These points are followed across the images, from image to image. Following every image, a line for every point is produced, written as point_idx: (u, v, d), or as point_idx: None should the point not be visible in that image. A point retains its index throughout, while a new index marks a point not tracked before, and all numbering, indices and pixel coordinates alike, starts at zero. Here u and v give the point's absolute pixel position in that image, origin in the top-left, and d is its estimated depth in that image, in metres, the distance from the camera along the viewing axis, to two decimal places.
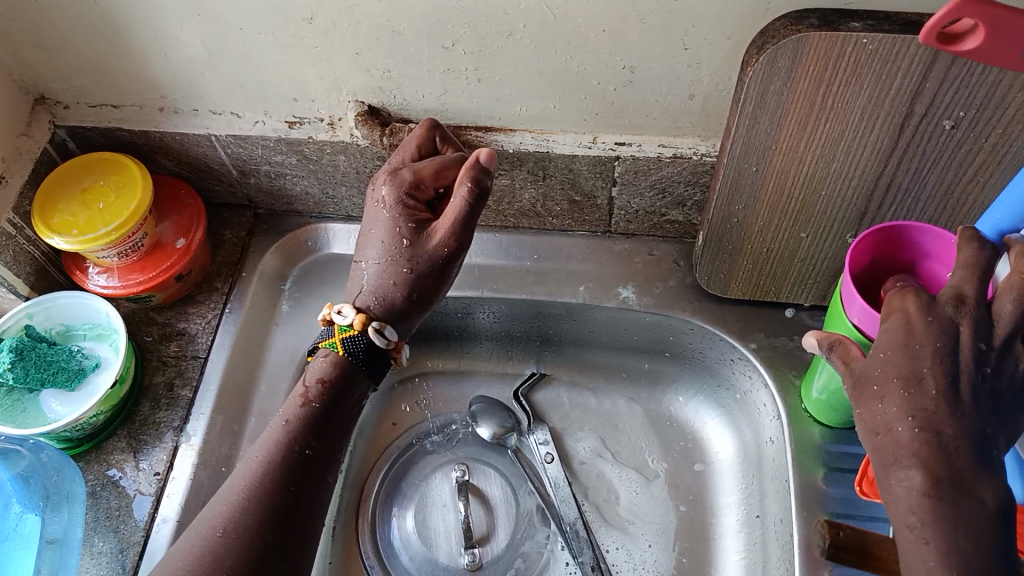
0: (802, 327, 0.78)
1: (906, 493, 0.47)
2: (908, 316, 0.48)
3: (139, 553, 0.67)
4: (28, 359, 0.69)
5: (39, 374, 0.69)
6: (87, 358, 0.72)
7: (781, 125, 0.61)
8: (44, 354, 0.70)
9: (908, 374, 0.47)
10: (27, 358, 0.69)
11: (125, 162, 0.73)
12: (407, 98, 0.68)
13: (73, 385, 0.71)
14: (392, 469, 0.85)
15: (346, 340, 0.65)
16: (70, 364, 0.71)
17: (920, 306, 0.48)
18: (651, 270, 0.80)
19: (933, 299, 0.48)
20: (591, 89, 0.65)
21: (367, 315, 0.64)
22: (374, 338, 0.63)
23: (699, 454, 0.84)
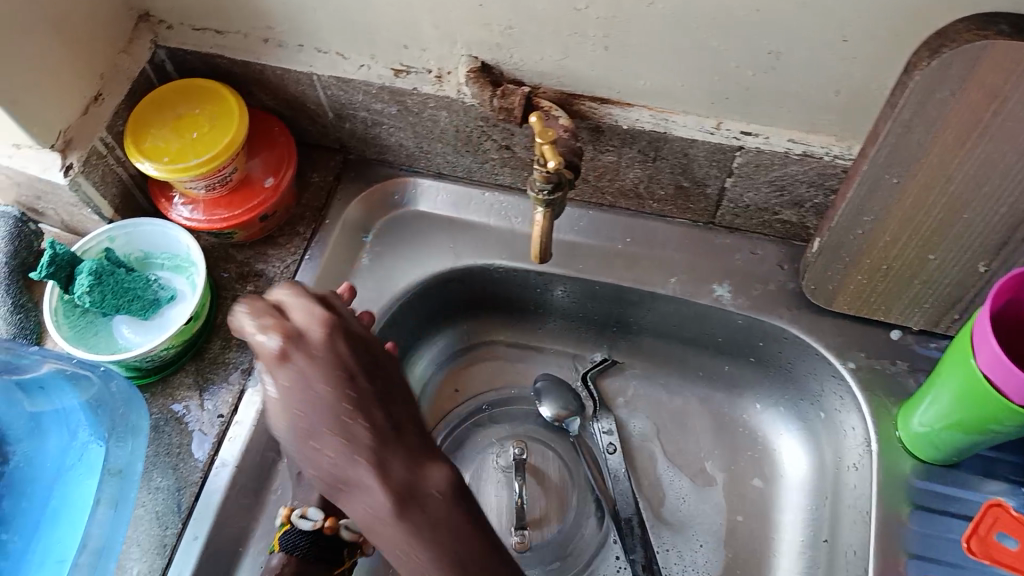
0: (907, 352, 0.72)
1: None
2: None
3: (195, 494, 0.66)
4: (106, 283, 0.67)
5: (115, 300, 0.68)
6: (162, 289, 0.71)
7: (937, 136, 0.55)
8: (121, 281, 0.68)
9: None
10: (105, 282, 0.67)
11: (222, 93, 0.70)
12: (524, 58, 0.64)
13: (147, 314, 0.70)
14: (449, 438, 0.83)
15: (290, 539, 0.64)
16: (146, 294, 0.70)
17: None
18: (751, 270, 0.75)
19: None
20: (726, 71, 0.60)
21: (331, 520, 0.64)
22: (301, 524, 0.63)
23: (768, 468, 0.80)
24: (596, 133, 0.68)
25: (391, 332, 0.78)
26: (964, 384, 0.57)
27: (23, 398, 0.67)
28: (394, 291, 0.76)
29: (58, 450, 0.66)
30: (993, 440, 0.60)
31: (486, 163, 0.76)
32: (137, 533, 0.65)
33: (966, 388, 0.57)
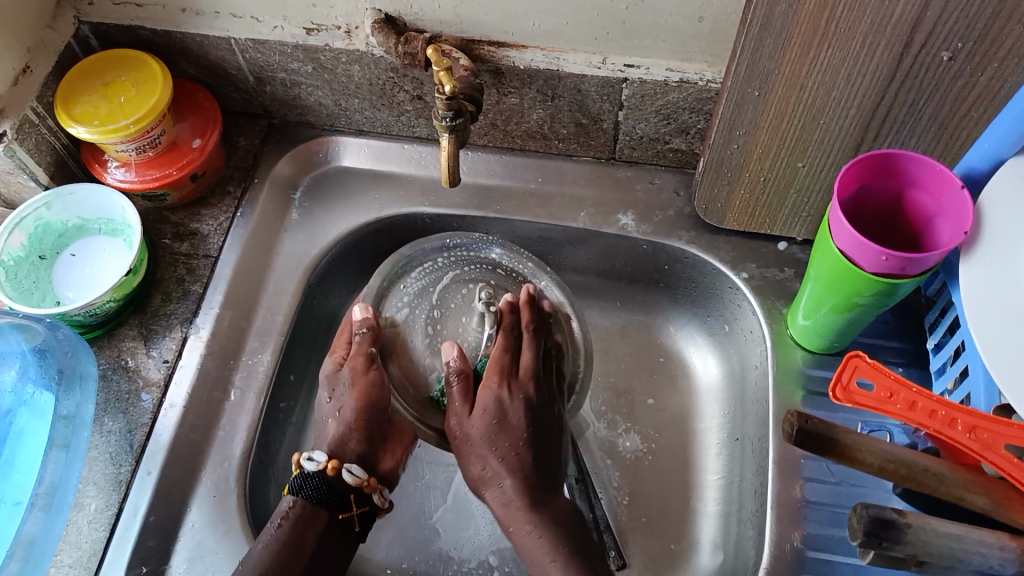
0: (793, 260, 0.80)
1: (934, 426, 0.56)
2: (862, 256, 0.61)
3: (146, 434, 0.71)
4: (19, 270, 0.75)
5: (30, 278, 0.76)
6: (75, 280, 0.76)
7: (784, 49, 0.63)
8: (34, 269, 0.76)
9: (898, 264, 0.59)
10: (18, 269, 0.75)
11: (145, 61, 0.75)
12: (422, 7, 0.69)
13: (53, 298, 0.75)
14: (440, 277, 0.75)
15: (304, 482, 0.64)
16: (57, 286, 0.76)
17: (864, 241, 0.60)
18: (651, 198, 0.83)
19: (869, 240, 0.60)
20: (604, 7, 0.67)
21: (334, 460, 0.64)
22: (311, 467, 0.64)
23: (686, 381, 0.87)
24: (497, 76, 0.74)
25: (326, 280, 0.83)
26: (831, 269, 0.65)
27: None
28: (326, 241, 0.82)
29: (11, 382, 0.70)
30: (862, 318, 0.68)
31: (402, 116, 0.81)
32: (91, 473, 0.69)
33: (830, 273, 0.65)
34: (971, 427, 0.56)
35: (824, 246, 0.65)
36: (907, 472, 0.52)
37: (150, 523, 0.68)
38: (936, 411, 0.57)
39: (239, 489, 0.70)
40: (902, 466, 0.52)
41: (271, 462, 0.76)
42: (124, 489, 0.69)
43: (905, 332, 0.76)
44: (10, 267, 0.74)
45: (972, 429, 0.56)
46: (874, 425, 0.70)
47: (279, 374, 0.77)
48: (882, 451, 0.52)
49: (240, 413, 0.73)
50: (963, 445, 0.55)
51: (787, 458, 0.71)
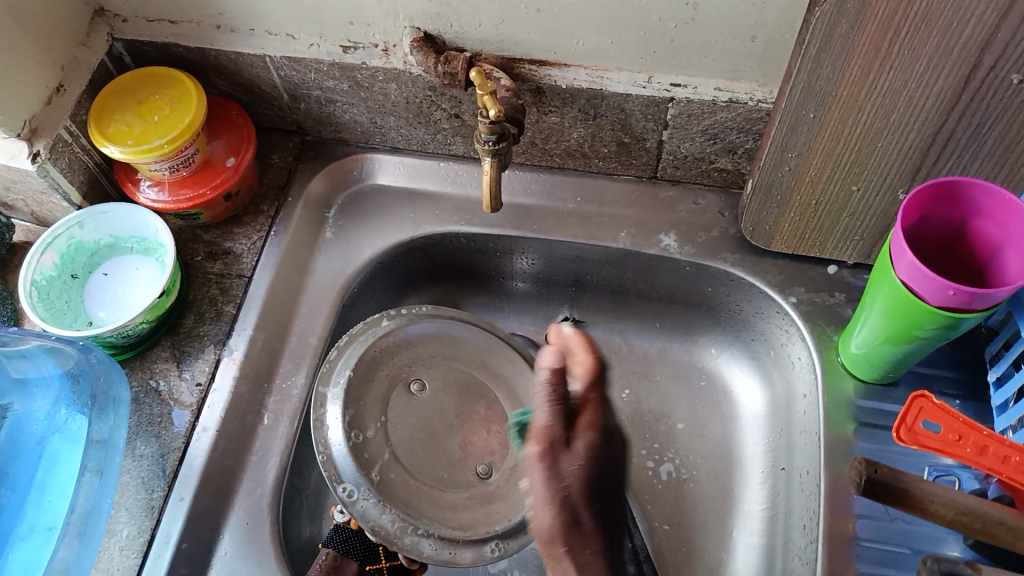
0: (843, 284, 0.77)
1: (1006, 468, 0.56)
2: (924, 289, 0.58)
3: (177, 458, 0.70)
4: (49, 291, 0.74)
5: (62, 299, 0.75)
6: (105, 300, 0.75)
7: (843, 71, 0.60)
8: (65, 289, 0.75)
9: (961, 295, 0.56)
10: (48, 290, 0.74)
11: (180, 78, 0.74)
12: (462, 26, 0.67)
13: (83, 321, 0.74)
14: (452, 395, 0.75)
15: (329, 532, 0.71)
16: (86, 308, 0.74)
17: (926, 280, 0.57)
18: (695, 219, 0.80)
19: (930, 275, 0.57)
20: (651, 25, 0.64)
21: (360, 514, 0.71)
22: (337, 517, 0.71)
23: (727, 407, 0.84)
24: (538, 94, 0.72)
25: (360, 300, 0.81)
26: (889, 301, 0.62)
27: (8, 366, 0.69)
28: (359, 261, 0.80)
29: (45, 406, 0.70)
30: (921, 350, 0.65)
31: (438, 134, 0.80)
32: (123, 499, 0.68)
33: (890, 304, 0.62)
34: None
35: (882, 276, 0.62)
36: (980, 525, 0.53)
37: (182, 551, 0.66)
38: (1008, 457, 0.56)
39: (271, 519, 0.68)
40: (976, 518, 0.53)
41: (303, 487, 0.74)
42: (156, 516, 0.67)
43: (962, 360, 0.73)
44: (42, 288, 0.73)
45: None
46: (940, 469, 0.67)
47: None
48: (954, 501, 0.53)
49: (272, 437, 0.72)
50: None
51: (839, 493, 0.68)
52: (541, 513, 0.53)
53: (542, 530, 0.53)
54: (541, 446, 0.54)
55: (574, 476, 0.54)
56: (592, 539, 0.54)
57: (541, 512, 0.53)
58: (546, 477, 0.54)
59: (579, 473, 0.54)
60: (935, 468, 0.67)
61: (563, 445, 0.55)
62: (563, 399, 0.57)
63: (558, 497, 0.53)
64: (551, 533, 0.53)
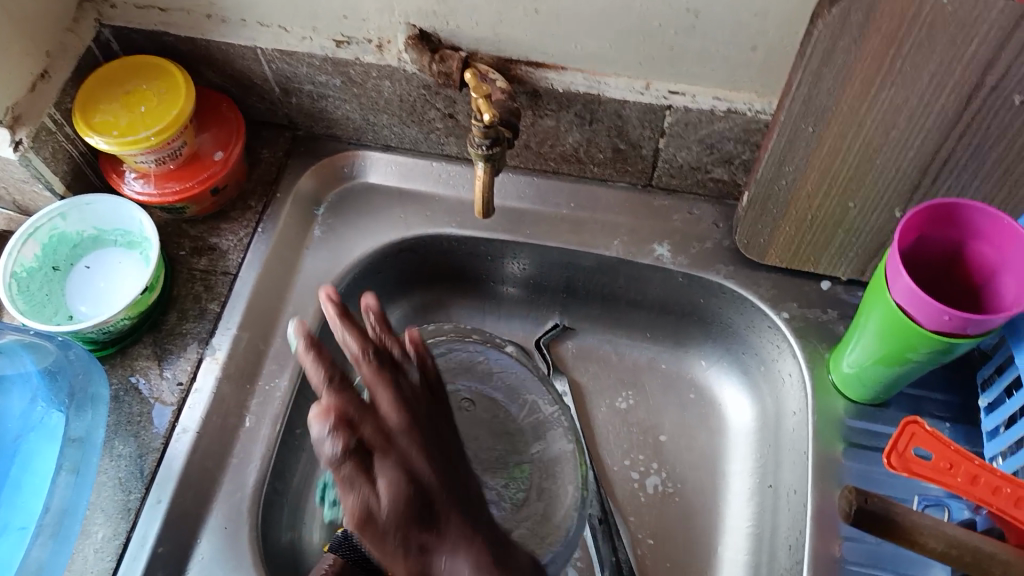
0: (836, 300, 0.76)
1: (995, 498, 0.55)
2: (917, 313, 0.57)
3: (157, 459, 0.68)
4: (28, 281, 0.72)
5: (41, 291, 0.73)
6: (87, 295, 0.73)
7: (844, 84, 0.59)
8: (46, 282, 0.74)
9: (955, 321, 0.55)
10: (28, 280, 0.72)
11: (169, 69, 0.72)
12: (459, 25, 0.66)
13: (64, 317, 0.72)
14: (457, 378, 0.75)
15: None
16: (66, 301, 0.73)
17: (918, 305, 0.57)
18: (689, 229, 0.79)
19: (923, 300, 0.56)
20: (650, 31, 0.63)
21: None
22: None
23: (716, 420, 0.83)
24: (534, 98, 0.71)
25: (347, 301, 0.80)
26: (883, 322, 0.61)
27: None
28: (347, 262, 0.79)
29: (22, 404, 0.69)
30: (914, 372, 0.64)
31: (431, 134, 0.78)
32: (99, 499, 0.67)
33: (883, 325, 0.61)
34: None
35: (875, 297, 0.61)
36: (970, 559, 0.52)
37: (158, 555, 0.65)
38: (1000, 488, 0.55)
39: (250, 521, 0.67)
40: (966, 551, 0.52)
41: (284, 491, 0.73)
42: (133, 519, 0.66)
43: (955, 382, 0.72)
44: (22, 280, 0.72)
45: None
46: (929, 499, 0.66)
47: (295, 400, 0.74)
48: (944, 534, 0.52)
49: (253, 440, 0.71)
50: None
51: (828, 514, 0.67)
52: (349, 500, 0.51)
53: (357, 512, 0.50)
54: (369, 441, 0.52)
55: (455, 542, 0.52)
56: (461, 548, 0.52)
57: (381, 514, 0.50)
58: (398, 480, 0.52)
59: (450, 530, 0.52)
60: (923, 498, 0.66)
61: (376, 448, 0.52)
62: (382, 386, 0.56)
63: (410, 494, 0.51)
64: (373, 519, 0.50)
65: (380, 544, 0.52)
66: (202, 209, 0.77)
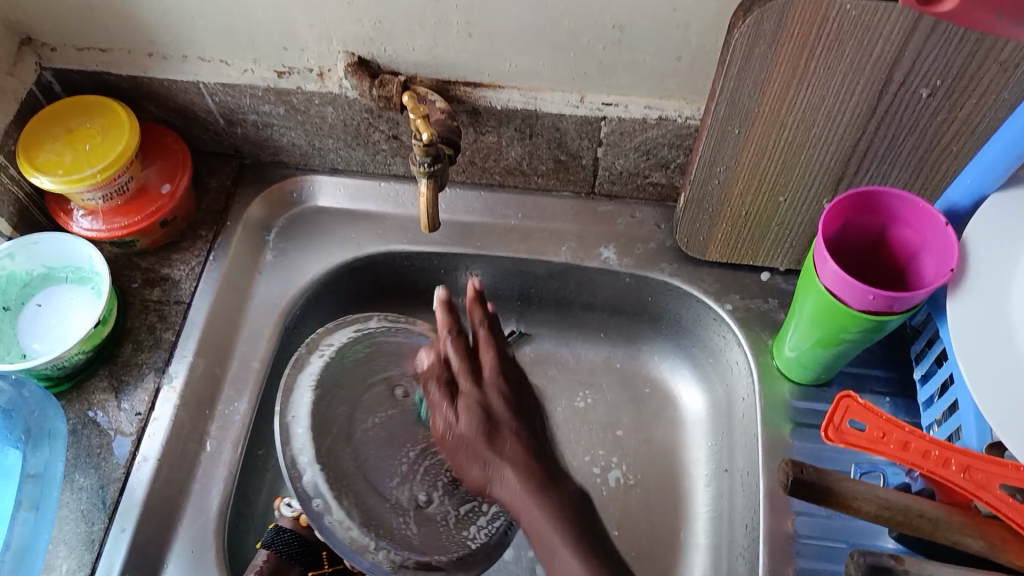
0: (775, 290, 0.80)
1: (927, 462, 0.59)
2: (845, 296, 0.61)
3: (118, 489, 0.68)
4: None
5: None
6: (37, 334, 0.73)
7: (764, 88, 0.62)
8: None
9: (880, 300, 0.59)
10: None
11: (111, 106, 0.73)
12: (397, 50, 0.68)
13: (15, 356, 0.72)
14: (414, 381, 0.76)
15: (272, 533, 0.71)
16: (17, 341, 0.73)
17: (846, 288, 0.60)
18: (632, 232, 0.82)
19: (850, 284, 0.60)
20: (580, 47, 0.66)
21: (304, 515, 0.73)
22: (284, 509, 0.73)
23: (670, 412, 0.86)
24: (474, 116, 0.74)
25: (304, 323, 0.81)
26: (815, 307, 0.65)
27: None
28: (301, 284, 0.80)
29: None
30: (848, 353, 0.68)
31: (378, 155, 0.80)
32: (62, 533, 0.67)
33: (816, 309, 0.65)
34: (965, 467, 0.58)
35: (807, 283, 0.65)
36: (902, 518, 0.56)
37: None
38: (929, 451, 0.59)
39: (216, 544, 0.68)
40: (898, 513, 0.56)
41: (250, 512, 0.74)
42: (97, 549, 0.66)
43: (890, 360, 0.76)
44: None
45: (966, 469, 0.58)
46: (866, 467, 0.70)
47: (256, 423, 0.75)
48: (877, 499, 0.56)
49: (216, 464, 0.71)
50: (959, 485, 0.57)
51: (778, 492, 0.71)
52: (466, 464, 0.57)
53: (479, 484, 0.56)
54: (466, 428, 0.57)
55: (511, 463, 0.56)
56: (506, 464, 0.56)
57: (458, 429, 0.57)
58: (477, 410, 0.57)
59: (509, 433, 0.57)
60: (860, 466, 0.70)
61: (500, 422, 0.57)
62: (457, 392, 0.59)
63: (524, 458, 0.56)
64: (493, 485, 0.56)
65: (486, 488, 0.56)
66: (152, 241, 0.78)
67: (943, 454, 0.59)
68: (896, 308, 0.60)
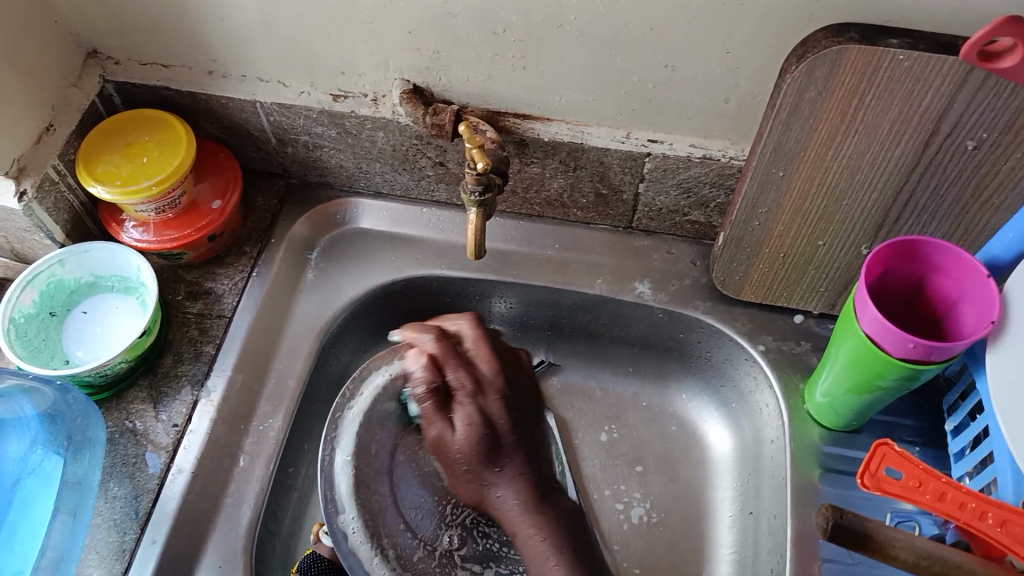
0: (809, 334, 0.80)
1: (963, 514, 0.59)
2: (885, 342, 0.62)
3: (152, 500, 0.69)
4: (24, 327, 0.73)
5: (36, 337, 0.74)
6: (80, 341, 0.74)
7: (812, 133, 0.64)
8: (39, 328, 0.75)
9: (920, 349, 0.60)
10: (24, 327, 0.73)
11: (170, 121, 0.75)
12: (452, 80, 0.70)
13: (57, 363, 0.73)
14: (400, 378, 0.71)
15: None
16: (61, 348, 0.74)
17: (885, 334, 0.61)
18: (668, 267, 0.83)
19: (891, 330, 0.60)
20: (631, 85, 0.68)
21: None
22: None
23: (697, 450, 0.86)
24: (521, 146, 0.75)
25: (339, 342, 0.82)
26: (852, 351, 0.65)
27: None
28: (340, 304, 0.81)
29: (20, 447, 0.68)
30: (884, 399, 0.68)
31: (422, 181, 0.82)
32: (94, 541, 0.67)
33: (853, 354, 0.66)
34: (1002, 521, 0.58)
35: (846, 328, 0.66)
36: (941, 569, 0.56)
37: None
38: (966, 503, 0.59)
39: (245, 559, 0.68)
40: (937, 563, 0.56)
41: (277, 530, 0.74)
42: (128, 559, 0.67)
43: (922, 409, 0.76)
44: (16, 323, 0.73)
45: (1003, 523, 0.58)
46: (901, 515, 0.70)
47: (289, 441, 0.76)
48: (916, 546, 0.56)
49: (248, 480, 0.72)
50: (995, 539, 0.57)
51: (807, 537, 0.70)
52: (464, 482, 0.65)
53: (434, 441, 0.65)
54: (420, 395, 0.66)
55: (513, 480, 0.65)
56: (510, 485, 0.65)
57: (455, 444, 0.64)
58: (476, 417, 0.65)
59: (513, 453, 0.65)
60: (895, 514, 0.70)
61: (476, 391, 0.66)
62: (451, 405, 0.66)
63: (484, 433, 0.65)
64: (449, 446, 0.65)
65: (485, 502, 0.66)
66: (199, 255, 0.80)
67: (980, 507, 0.58)
68: (935, 358, 0.60)
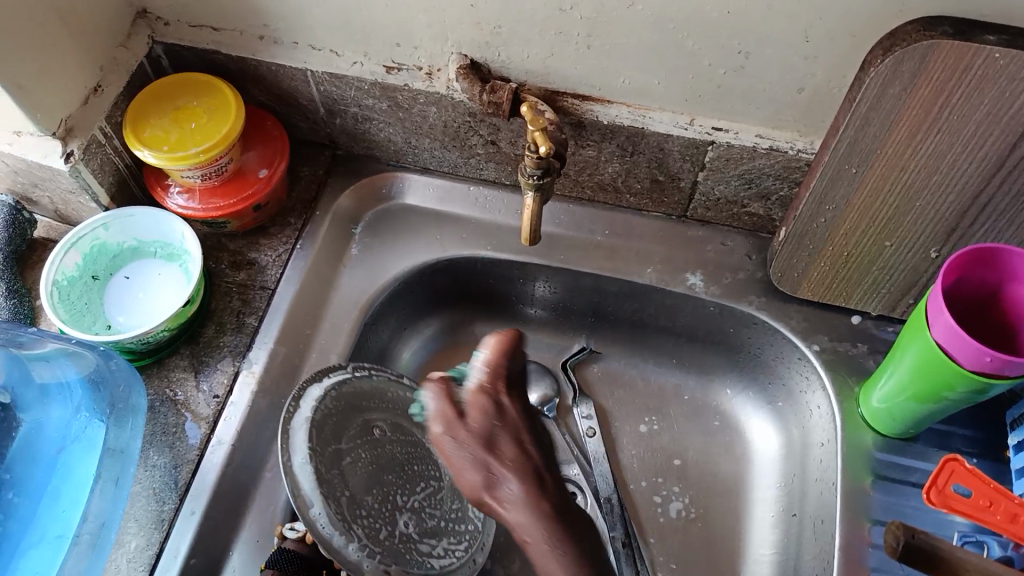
0: (867, 336, 0.77)
1: None
2: (956, 352, 0.59)
3: (191, 471, 0.68)
4: (67, 291, 0.72)
5: (78, 302, 0.73)
6: (122, 308, 0.74)
7: (891, 129, 0.60)
8: (82, 293, 0.74)
9: (994, 362, 0.57)
10: (67, 291, 0.72)
11: (219, 87, 0.73)
12: (511, 56, 0.68)
13: (99, 329, 0.72)
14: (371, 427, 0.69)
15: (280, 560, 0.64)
16: (103, 314, 0.73)
17: (957, 343, 0.58)
18: (722, 259, 0.81)
19: (964, 340, 0.57)
20: (700, 70, 0.64)
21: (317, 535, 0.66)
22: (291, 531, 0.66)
23: (739, 447, 0.84)
24: (578, 128, 0.72)
25: (381, 319, 0.80)
26: (919, 359, 0.63)
27: (26, 370, 0.68)
28: (384, 280, 0.79)
29: (62, 414, 0.69)
30: (946, 410, 0.65)
31: (472, 158, 0.79)
32: (133, 509, 0.67)
33: (919, 361, 0.63)
34: None
35: (914, 334, 0.63)
36: None
37: (190, 567, 0.65)
38: None
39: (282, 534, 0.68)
40: None
41: None
42: (166, 529, 0.66)
43: (982, 420, 0.73)
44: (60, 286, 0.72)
45: None
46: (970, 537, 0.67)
47: None
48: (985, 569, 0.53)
49: None
50: None
51: (856, 546, 0.68)
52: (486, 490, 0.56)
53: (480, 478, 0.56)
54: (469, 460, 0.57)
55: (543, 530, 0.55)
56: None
57: (510, 511, 0.56)
58: (519, 498, 0.56)
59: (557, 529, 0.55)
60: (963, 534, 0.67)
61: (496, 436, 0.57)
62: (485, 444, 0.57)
63: (535, 511, 0.55)
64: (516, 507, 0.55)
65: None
66: (243, 224, 0.78)
67: None
68: (1009, 372, 0.57)
